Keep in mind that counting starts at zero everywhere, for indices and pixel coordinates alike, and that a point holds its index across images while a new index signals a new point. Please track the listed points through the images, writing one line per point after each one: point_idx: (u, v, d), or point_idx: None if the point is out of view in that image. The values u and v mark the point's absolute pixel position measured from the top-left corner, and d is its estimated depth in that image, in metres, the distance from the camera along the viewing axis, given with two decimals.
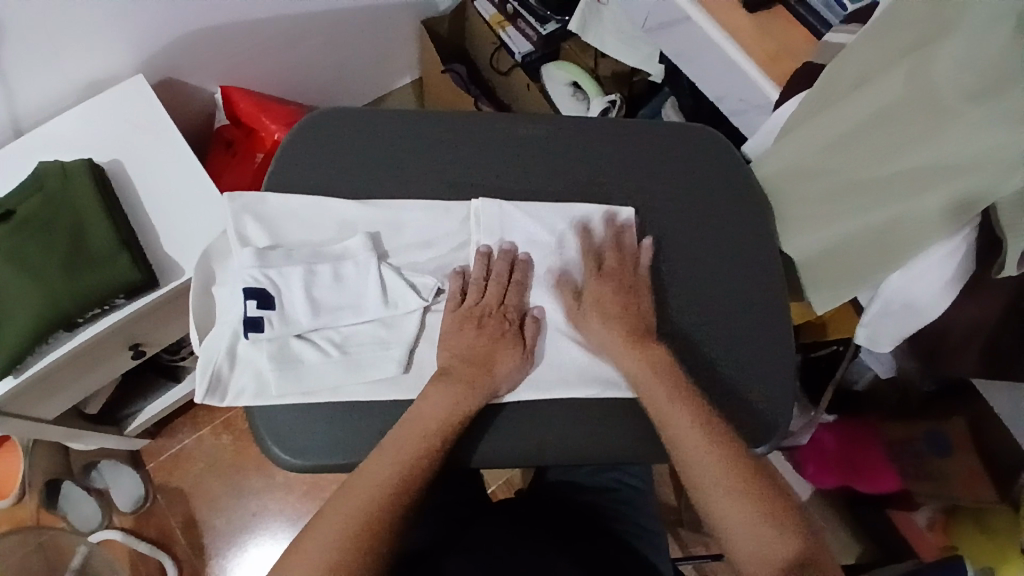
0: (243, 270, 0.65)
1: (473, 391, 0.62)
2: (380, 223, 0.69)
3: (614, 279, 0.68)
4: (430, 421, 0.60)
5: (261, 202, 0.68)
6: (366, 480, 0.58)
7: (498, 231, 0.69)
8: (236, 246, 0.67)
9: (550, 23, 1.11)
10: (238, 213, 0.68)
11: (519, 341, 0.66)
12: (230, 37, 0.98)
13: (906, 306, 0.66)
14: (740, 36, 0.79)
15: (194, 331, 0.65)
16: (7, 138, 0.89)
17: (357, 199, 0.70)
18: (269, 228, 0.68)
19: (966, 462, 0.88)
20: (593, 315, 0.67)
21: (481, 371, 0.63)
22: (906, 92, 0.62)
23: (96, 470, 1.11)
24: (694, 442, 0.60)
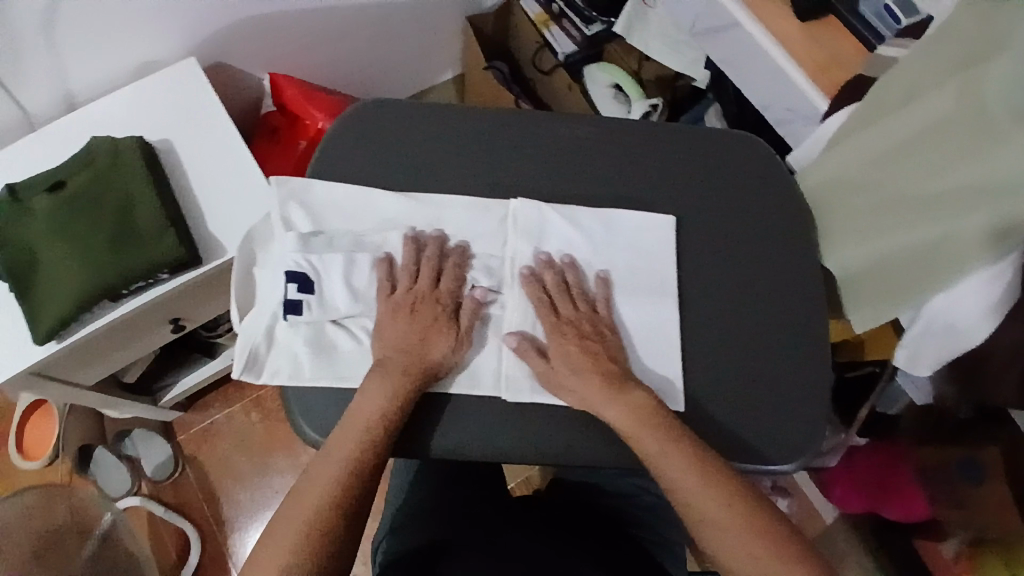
0: (286, 255, 0.67)
1: (409, 377, 0.61)
2: (420, 217, 0.70)
3: (570, 322, 0.66)
4: (368, 414, 0.60)
5: (307, 190, 0.70)
6: (315, 482, 0.57)
7: (535, 236, 0.70)
8: (280, 229, 0.68)
9: (595, 24, 1.11)
10: (284, 200, 0.69)
11: (453, 325, 0.65)
12: (280, 26, 1.00)
13: (949, 329, 0.64)
14: (789, 45, 0.78)
15: (234, 309, 0.67)
16: (62, 110, 0.93)
17: (399, 192, 0.71)
18: (313, 215, 0.69)
19: (999, 490, 0.88)
20: (586, 328, 0.66)
21: (416, 360, 0.63)
22: (955, 110, 0.61)
23: (128, 437, 1.15)
24: (671, 462, 0.58)
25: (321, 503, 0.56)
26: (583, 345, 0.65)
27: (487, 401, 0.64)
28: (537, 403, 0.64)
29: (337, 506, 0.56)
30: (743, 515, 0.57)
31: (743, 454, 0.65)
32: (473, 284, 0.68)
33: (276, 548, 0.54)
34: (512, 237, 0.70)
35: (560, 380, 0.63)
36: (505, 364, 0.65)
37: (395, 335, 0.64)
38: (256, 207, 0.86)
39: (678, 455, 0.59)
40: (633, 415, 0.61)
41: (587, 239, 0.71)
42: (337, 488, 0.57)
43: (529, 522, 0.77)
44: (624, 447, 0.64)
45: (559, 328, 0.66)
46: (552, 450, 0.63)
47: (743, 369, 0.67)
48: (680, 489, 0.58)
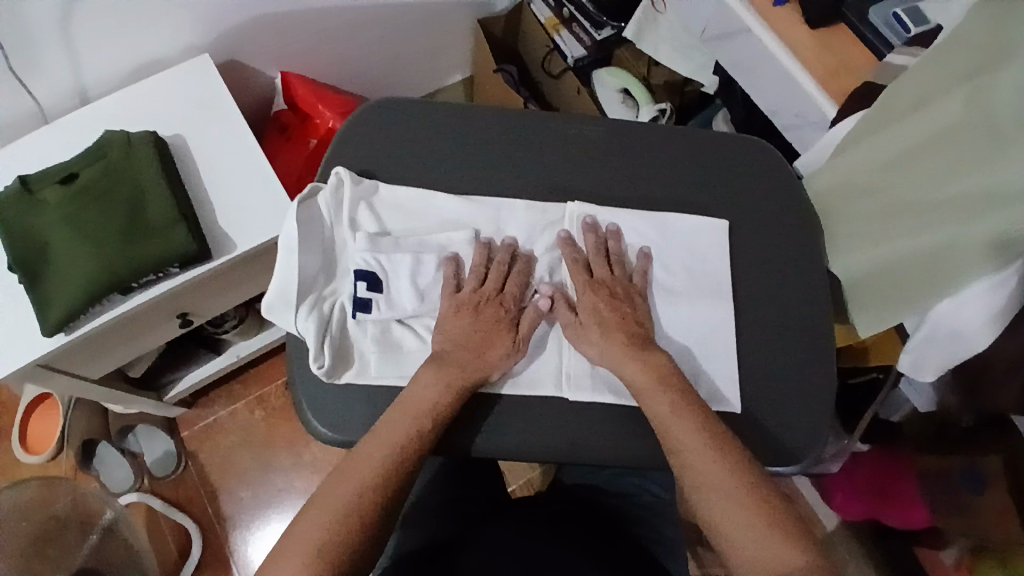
0: (355, 254, 0.67)
1: (466, 377, 0.62)
2: (483, 219, 0.70)
3: (605, 287, 0.67)
4: (421, 404, 0.60)
5: (376, 193, 0.70)
6: (358, 462, 0.57)
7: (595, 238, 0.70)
8: (347, 229, 0.68)
9: (605, 29, 1.11)
10: (355, 200, 0.69)
11: (513, 331, 0.65)
12: (293, 24, 1.01)
13: (953, 335, 0.64)
14: (800, 52, 0.79)
15: (274, 289, 0.65)
16: (75, 105, 0.94)
17: (459, 195, 0.71)
18: (380, 218, 0.70)
19: (998, 499, 0.88)
20: (607, 313, 0.66)
21: (476, 359, 0.63)
22: (964, 118, 0.62)
23: (131, 433, 1.15)
24: (716, 466, 0.57)
25: (355, 494, 0.56)
26: (614, 305, 0.66)
27: (549, 400, 0.65)
28: (596, 404, 0.65)
29: (370, 499, 0.56)
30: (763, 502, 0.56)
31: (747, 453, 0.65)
32: (539, 285, 0.69)
33: (301, 532, 0.54)
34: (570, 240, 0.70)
35: (592, 330, 0.65)
36: (568, 362, 0.66)
37: (463, 333, 0.64)
38: (268, 207, 0.86)
39: (701, 442, 0.58)
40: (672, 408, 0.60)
41: (643, 240, 0.71)
42: (370, 484, 0.56)
43: (530, 521, 0.77)
44: (626, 442, 0.64)
45: (598, 287, 0.67)
46: (561, 447, 0.64)
47: (750, 369, 0.68)
48: (716, 495, 0.57)
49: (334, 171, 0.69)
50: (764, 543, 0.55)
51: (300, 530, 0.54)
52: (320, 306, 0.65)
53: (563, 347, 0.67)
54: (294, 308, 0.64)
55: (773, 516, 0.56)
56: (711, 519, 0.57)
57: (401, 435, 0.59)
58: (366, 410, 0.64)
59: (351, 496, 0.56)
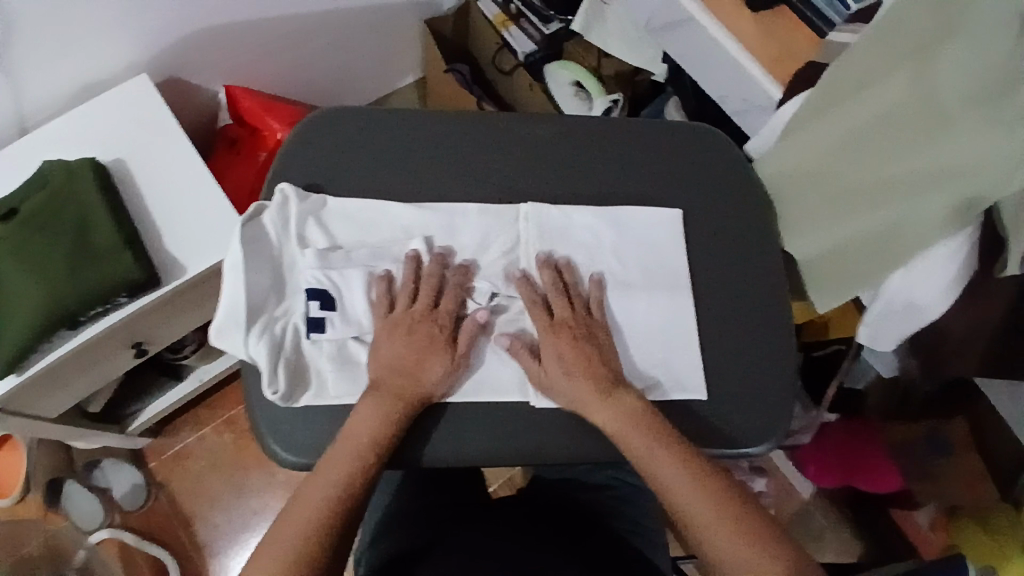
0: (305, 271, 0.66)
1: (403, 402, 0.61)
2: (435, 226, 0.69)
3: (566, 328, 0.65)
4: (363, 436, 0.59)
5: (324, 207, 0.68)
6: (303, 502, 0.56)
7: (549, 237, 0.70)
8: (295, 246, 0.67)
9: (552, 23, 1.12)
10: (303, 215, 0.67)
11: (450, 348, 0.64)
12: (234, 37, 0.98)
13: (907, 307, 0.67)
14: (744, 38, 0.79)
15: (223, 313, 0.63)
16: (12, 136, 0.90)
17: (411, 202, 0.70)
18: (330, 231, 0.68)
19: (969, 462, 0.95)
20: (571, 355, 0.64)
21: (410, 383, 0.62)
22: (909, 96, 0.63)
23: (98, 468, 1.12)
24: (667, 468, 0.59)
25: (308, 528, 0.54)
26: (576, 344, 0.65)
27: (514, 404, 0.64)
28: (563, 406, 0.65)
29: (330, 519, 0.55)
30: (724, 513, 0.57)
31: (710, 439, 0.66)
32: (497, 292, 0.68)
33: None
34: (529, 239, 0.70)
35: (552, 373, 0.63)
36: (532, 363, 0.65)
37: (397, 357, 0.63)
38: (214, 226, 0.84)
39: (660, 458, 0.59)
40: (624, 422, 0.61)
41: (603, 237, 0.71)
42: (328, 507, 0.56)
43: (507, 524, 0.76)
44: (594, 440, 0.64)
45: (559, 330, 0.65)
46: (527, 450, 0.63)
47: (711, 357, 0.68)
48: (675, 496, 0.58)
49: (278, 187, 0.67)
50: (729, 532, 0.56)
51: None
52: (271, 328, 0.63)
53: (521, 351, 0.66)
54: (244, 331, 0.62)
55: (734, 525, 0.56)
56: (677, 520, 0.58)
57: (351, 455, 0.58)
58: (325, 431, 0.62)
59: (309, 519, 0.55)
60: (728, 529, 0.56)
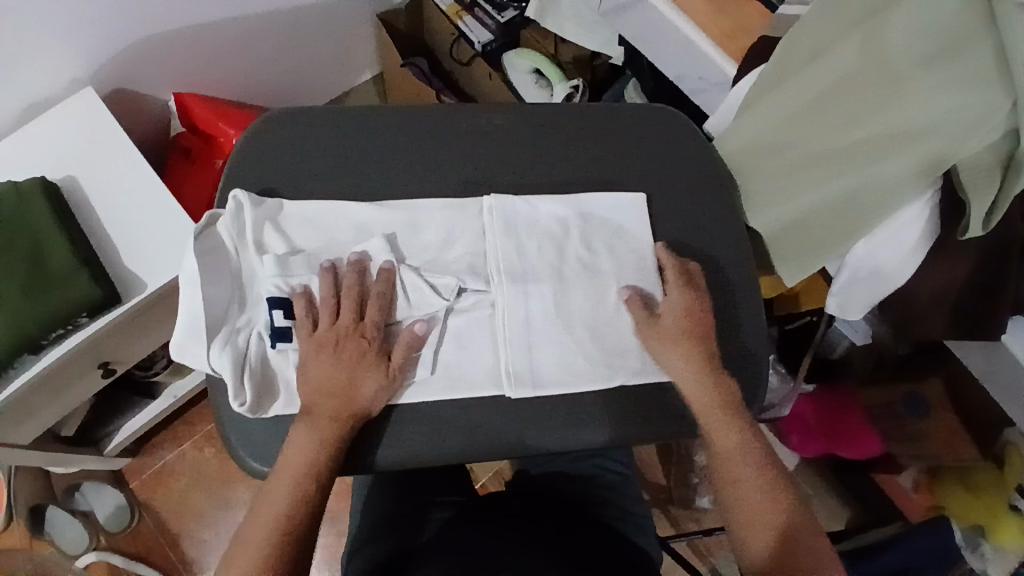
0: (266, 280, 0.64)
1: (339, 422, 0.60)
2: (396, 223, 0.68)
3: (691, 297, 0.67)
4: (297, 466, 0.59)
5: (281, 212, 0.67)
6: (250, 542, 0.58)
7: (514, 228, 0.69)
8: (254, 253, 0.65)
9: (507, 10, 1.09)
10: (260, 222, 0.65)
11: (383, 361, 0.63)
12: (180, 43, 0.96)
13: (873, 274, 0.70)
14: (694, 16, 0.78)
15: (178, 329, 0.62)
16: None
17: (371, 201, 0.69)
18: (289, 237, 0.67)
19: (945, 422, 0.95)
20: (677, 325, 0.66)
21: (345, 403, 0.61)
22: (861, 61, 0.63)
23: (79, 492, 1.10)
24: (741, 460, 0.64)
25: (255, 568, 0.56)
26: (695, 318, 0.67)
27: (490, 399, 0.64)
28: (538, 398, 0.65)
29: (285, 530, 0.58)
30: (773, 510, 0.62)
31: (682, 421, 0.66)
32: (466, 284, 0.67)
33: None
34: (493, 231, 0.69)
35: (664, 334, 0.66)
36: (503, 356, 0.65)
37: (330, 374, 0.62)
38: (173, 240, 0.82)
39: (737, 448, 0.64)
40: (716, 402, 0.64)
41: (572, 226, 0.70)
42: (274, 539, 0.58)
43: (492, 520, 0.76)
44: (570, 429, 0.65)
45: (681, 300, 0.67)
46: (502, 445, 0.64)
47: None
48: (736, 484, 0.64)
49: (232, 195, 0.65)
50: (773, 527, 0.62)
51: None
52: (234, 339, 0.62)
53: (493, 346, 0.66)
54: (205, 346, 0.61)
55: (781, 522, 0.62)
56: (731, 503, 0.64)
57: (294, 474, 0.59)
58: None
59: (265, 543, 0.57)
60: (773, 523, 0.62)
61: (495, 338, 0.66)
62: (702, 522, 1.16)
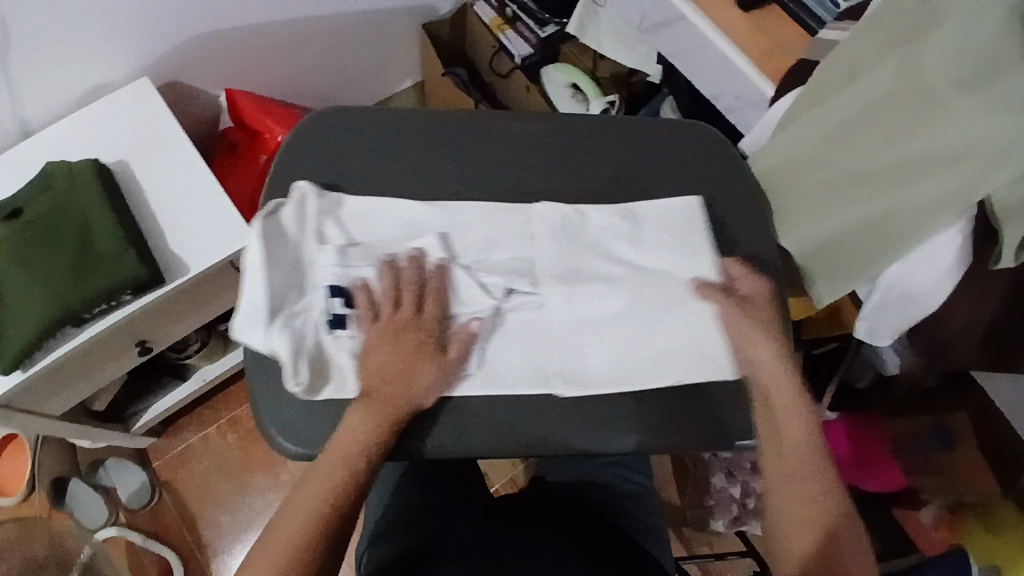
0: (325, 270, 0.66)
1: (395, 410, 0.61)
2: (448, 224, 0.70)
3: (756, 308, 0.66)
4: (348, 450, 0.60)
5: (341, 206, 0.70)
6: (297, 508, 0.59)
7: (565, 234, 0.69)
8: (314, 244, 0.67)
9: (548, 26, 1.12)
10: (321, 215, 0.68)
11: (441, 354, 0.64)
12: (233, 42, 1.00)
13: (905, 297, 0.70)
14: (734, 35, 0.80)
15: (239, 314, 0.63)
16: (16, 138, 0.92)
17: (427, 201, 0.71)
18: (348, 230, 0.69)
19: (970, 455, 0.97)
20: (761, 308, 0.66)
21: (401, 392, 0.62)
22: (898, 84, 0.64)
23: (103, 467, 1.12)
24: (800, 453, 0.61)
25: (299, 533, 0.57)
26: (765, 324, 0.65)
27: (517, 399, 0.65)
28: (562, 399, 0.65)
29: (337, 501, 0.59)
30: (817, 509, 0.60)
31: (708, 434, 0.65)
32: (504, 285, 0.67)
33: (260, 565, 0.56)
34: (541, 238, 0.69)
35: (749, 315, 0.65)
36: (539, 356, 0.66)
37: (382, 362, 0.63)
38: (216, 226, 0.85)
39: (797, 438, 0.62)
40: (785, 392, 0.63)
41: (620, 237, 0.70)
42: (319, 511, 0.58)
43: (510, 520, 0.77)
44: (590, 433, 0.65)
45: (747, 309, 0.65)
46: (527, 443, 0.64)
47: None
48: (785, 475, 0.61)
49: (295, 186, 0.69)
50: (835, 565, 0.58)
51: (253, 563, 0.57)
52: (293, 322, 0.64)
53: (529, 347, 0.66)
54: (265, 327, 0.63)
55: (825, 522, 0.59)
56: (778, 506, 0.61)
57: (339, 454, 0.60)
58: (326, 423, 0.64)
59: (313, 510, 0.58)
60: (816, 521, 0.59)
61: (536, 338, 0.66)
62: (715, 546, 1.15)
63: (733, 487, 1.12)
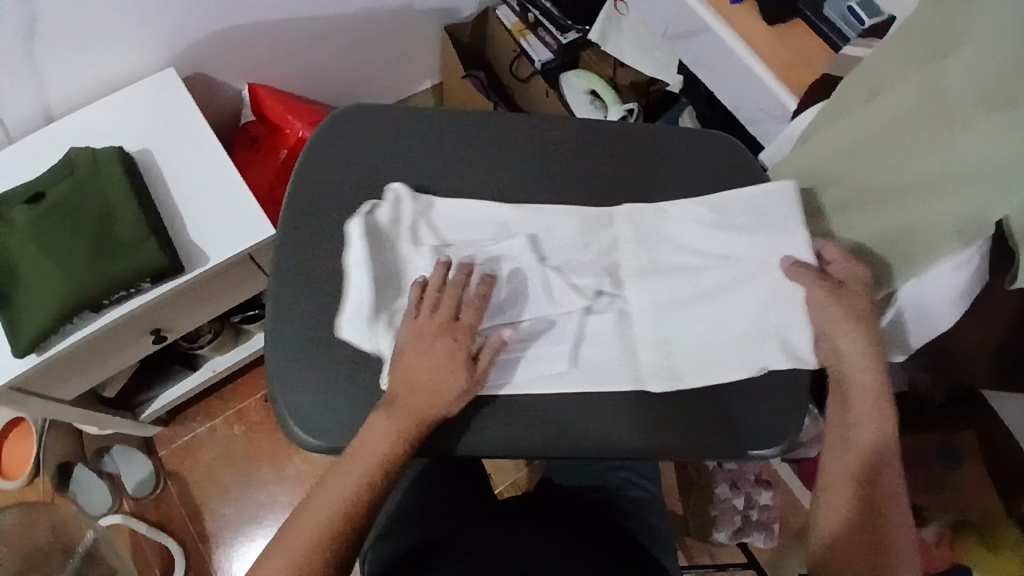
0: (421, 270, 0.67)
1: (420, 420, 0.60)
2: (537, 226, 0.71)
3: (849, 296, 0.65)
4: (379, 446, 0.59)
5: (432, 208, 0.71)
6: (344, 479, 0.59)
7: (648, 235, 0.71)
8: (409, 244, 0.68)
9: (570, 32, 1.14)
10: (416, 216, 0.70)
11: (469, 366, 0.62)
12: (258, 36, 1.01)
13: (920, 313, 0.70)
14: (758, 47, 0.81)
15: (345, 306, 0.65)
16: (39, 124, 0.93)
17: (513, 203, 0.73)
18: (439, 231, 0.70)
19: (976, 473, 0.95)
20: (857, 295, 0.65)
21: (430, 400, 0.61)
22: (919, 102, 0.65)
23: (108, 455, 1.13)
24: (861, 447, 0.63)
25: (348, 500, 0.59)
26: (856, 313, 0.64)
27: (534, 400, 0.66)
28: (576, 400, 0.66)
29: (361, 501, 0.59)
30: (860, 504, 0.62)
31: (715, 440, 0.66)
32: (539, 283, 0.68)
33: (312, 520, 0.58)
34: (625, 239, 0.71)
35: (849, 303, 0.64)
36: (585, 353, 0.67)
37: (422, 371, 0.61)
38: (236, 218, 0.85)
39: (864, 436, 0.63)
40: (863, 394, 0.63)
41: (705, 225, 0.70)
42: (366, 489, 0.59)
43: (519, 519, 0.77)
44: (604, 430, 0.66)
45: (840, 293, 0.65)
46: (538, 444, 0.65)
47: None
48: (840, 463, 0.64)
49: (391, 187, 0.71)
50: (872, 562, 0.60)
51: (309, 515, 0.58)
52: (393, 318, 0.65)
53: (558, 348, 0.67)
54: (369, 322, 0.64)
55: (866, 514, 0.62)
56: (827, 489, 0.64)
57: (377, 444, 0.59)
58: (343, 415, 0.64)
59: (365, 478, 0.59)
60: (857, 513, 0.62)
61: (579, 338, 0.67)
62: (717, 557, 1.15)
63: (735, 498, 1.13)
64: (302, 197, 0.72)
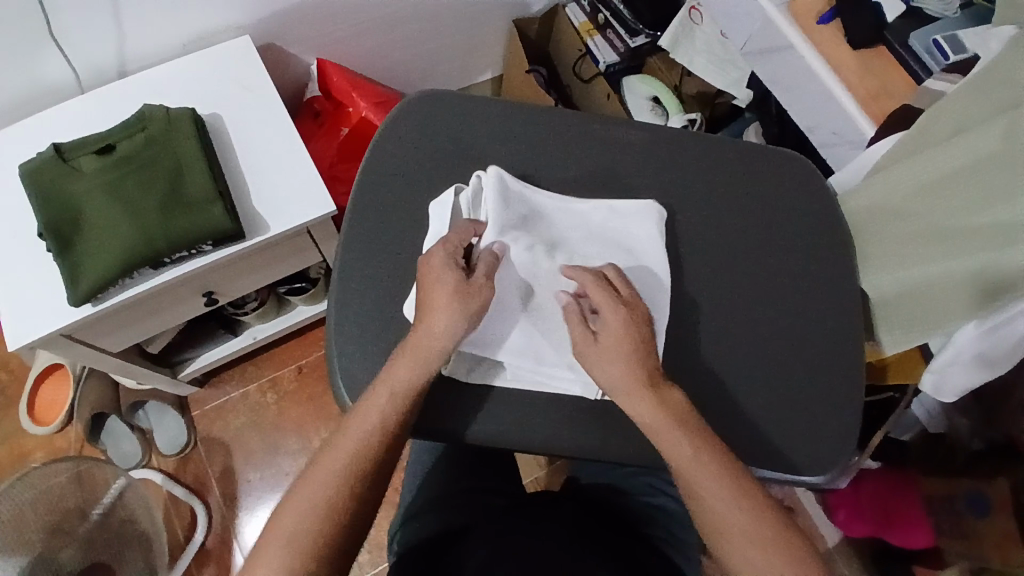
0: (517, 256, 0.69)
1: (425, 365, 0.61)
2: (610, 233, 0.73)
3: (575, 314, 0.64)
4: (374, 415, 0.59)
5: (519, 196, 0.71)
6: (348, 440, 0.58)
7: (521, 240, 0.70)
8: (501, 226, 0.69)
9: (640, 36, 1.15)
10: (507, 198, 0.70)
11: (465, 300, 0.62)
12: (334, 15, 1.01)
13: (976, 360, 0.64)
14: (840, 71, 0.81)
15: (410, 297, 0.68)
16: (113, 78, 0.95)
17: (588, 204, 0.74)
18: (529, 222, 0.71)
19: (1001, 526, 0.84)
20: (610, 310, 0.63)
21: (427, 335, 0.61)
22: (999, 150, 0.60)
23: (142, 410, 1.15)
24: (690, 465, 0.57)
25: (351, 461, 0.57)
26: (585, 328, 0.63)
27: (586, 402, 0.67)
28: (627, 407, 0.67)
29: (360, 472, 0.57)
30: (738, 497, 0.56)
31: (758, 458, 0.67)
32: None
33: (321, 481, 0.56)
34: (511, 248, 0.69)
35: (604, 353, 0.61)
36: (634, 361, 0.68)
37: (429, 332, 0.61)
38: (302, 188, 0.86)
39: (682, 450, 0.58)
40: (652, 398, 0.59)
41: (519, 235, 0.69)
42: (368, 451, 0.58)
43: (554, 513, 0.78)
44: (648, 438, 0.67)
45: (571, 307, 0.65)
46: (584, 445, 0.66)
47: (772, 379, 0.70)
48: (693, 489, 0.57)
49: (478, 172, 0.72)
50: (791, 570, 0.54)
51: (306, 485, 0.56)
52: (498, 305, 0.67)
53: None
54: None
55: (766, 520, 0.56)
56: (699, 500, 0.57)
57: (389, 403, 0.59)
58: None
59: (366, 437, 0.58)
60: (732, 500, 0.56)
61: None
62: None
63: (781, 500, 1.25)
64: (377, 177, 0.73)
